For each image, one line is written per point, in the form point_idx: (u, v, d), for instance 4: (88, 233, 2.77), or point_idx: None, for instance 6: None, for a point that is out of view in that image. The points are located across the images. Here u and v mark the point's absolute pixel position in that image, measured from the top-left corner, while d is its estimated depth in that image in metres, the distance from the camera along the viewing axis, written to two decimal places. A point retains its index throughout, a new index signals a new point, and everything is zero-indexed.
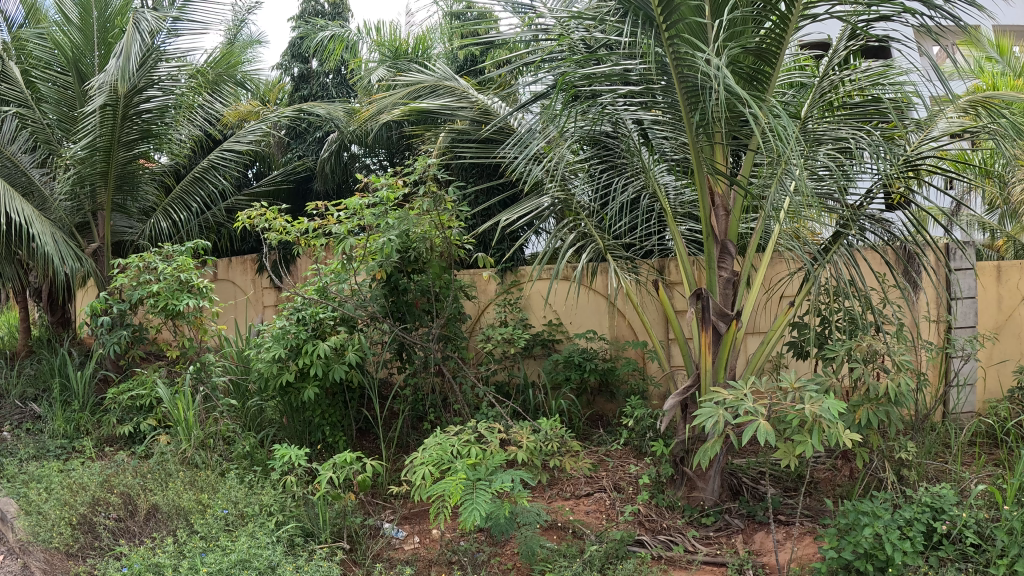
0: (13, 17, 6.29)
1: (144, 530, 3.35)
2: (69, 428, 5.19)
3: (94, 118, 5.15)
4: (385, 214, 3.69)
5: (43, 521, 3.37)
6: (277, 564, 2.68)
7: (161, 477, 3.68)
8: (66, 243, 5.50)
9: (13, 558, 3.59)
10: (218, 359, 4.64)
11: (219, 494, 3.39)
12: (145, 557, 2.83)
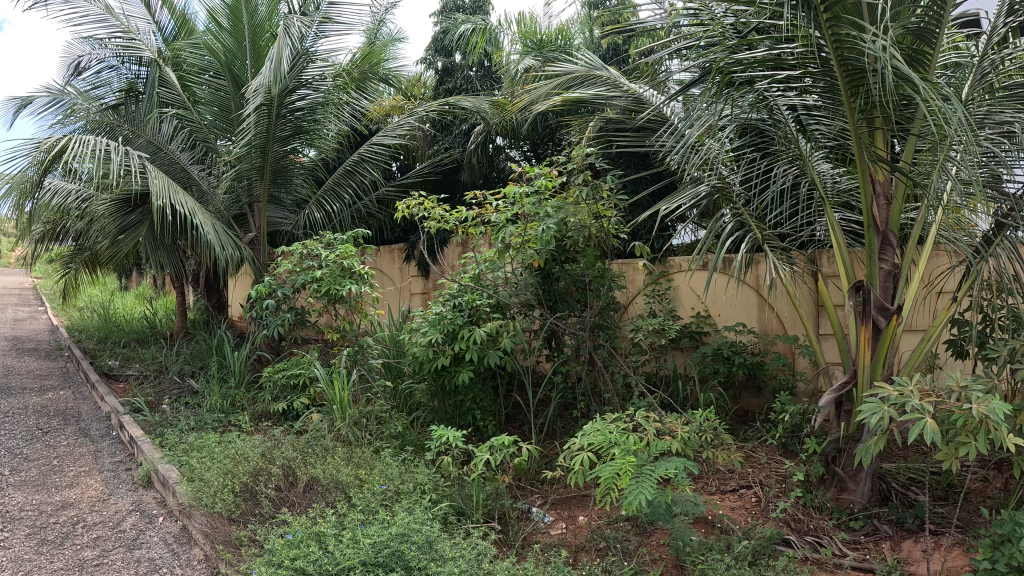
0: (166, 26, 6.81)
1: (301, 500, 3.55)
2: (225, 404, 5.58)
3: (251, 118, 5.48)
4: (543, 204, 3.97)
5: (207, 488, 3.65)
6: (433, 541, 2.81)
7: (320, 453, 3.92)
8: (226, 233, 5.90)
9: (173, 520, 3.90)
10: (375, 344, 4.93)
11: (375, 471, 3.59)
12: (307, 526, 3.00)
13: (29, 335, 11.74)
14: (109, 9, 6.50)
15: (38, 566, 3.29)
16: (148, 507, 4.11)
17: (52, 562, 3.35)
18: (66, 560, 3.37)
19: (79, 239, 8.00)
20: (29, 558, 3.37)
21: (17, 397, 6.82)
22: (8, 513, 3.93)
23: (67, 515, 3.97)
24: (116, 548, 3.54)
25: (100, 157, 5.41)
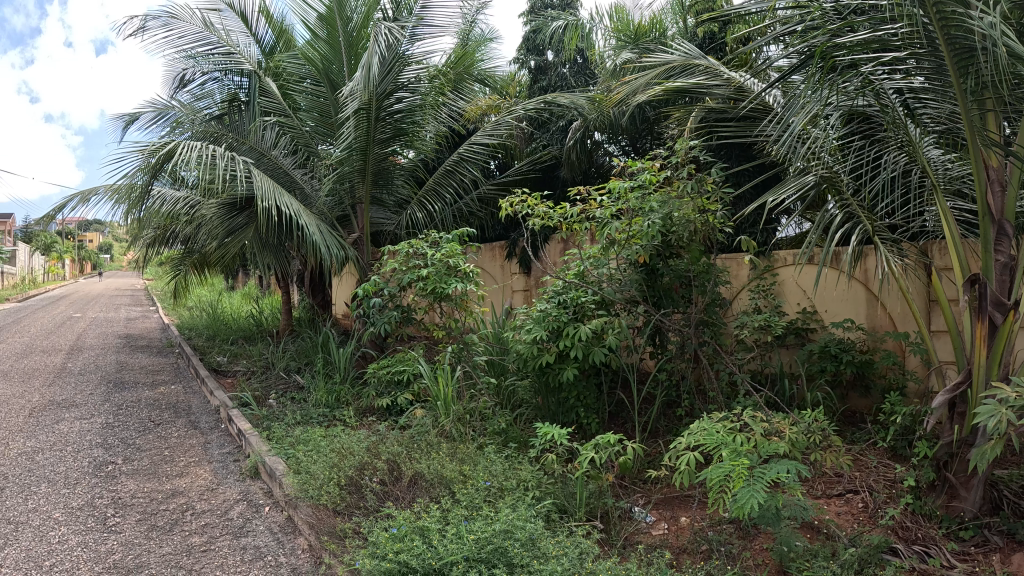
0: (264, 38, 7.10)
1: (405, 495, 3.63)
2: (330, 399, 5.77)
3: (351, 122, 5.65)
4: (649, 198, 3.93)
5: (313, 481, 3.78)
6: (537, 538, 2.83)
7: (424, 449, 4.02)
8: (330, 233, 6.10)
9: (278, 510, 4.05)
10: (480, 341, 5.07)
11: (479, 467, 3.67)
12: (412, 520, 3.06)
13: (141, 333, 12.44)
14: (208, 25, 6.79)
15: (149, 549, 3.47)
16: (254, 498, 4.28)
17: (162, 546, 3.52)
18: (176, 545, 3.54)
19: (187, 243, 8.41)
20: (140, 542, 3.56)
21: (133, 390, 7.24)
22: (124, 499, 4.16)
23: (177, 503, 4.17)
24: (223, 536, 3.70)
25: (206, 163, 5.68)
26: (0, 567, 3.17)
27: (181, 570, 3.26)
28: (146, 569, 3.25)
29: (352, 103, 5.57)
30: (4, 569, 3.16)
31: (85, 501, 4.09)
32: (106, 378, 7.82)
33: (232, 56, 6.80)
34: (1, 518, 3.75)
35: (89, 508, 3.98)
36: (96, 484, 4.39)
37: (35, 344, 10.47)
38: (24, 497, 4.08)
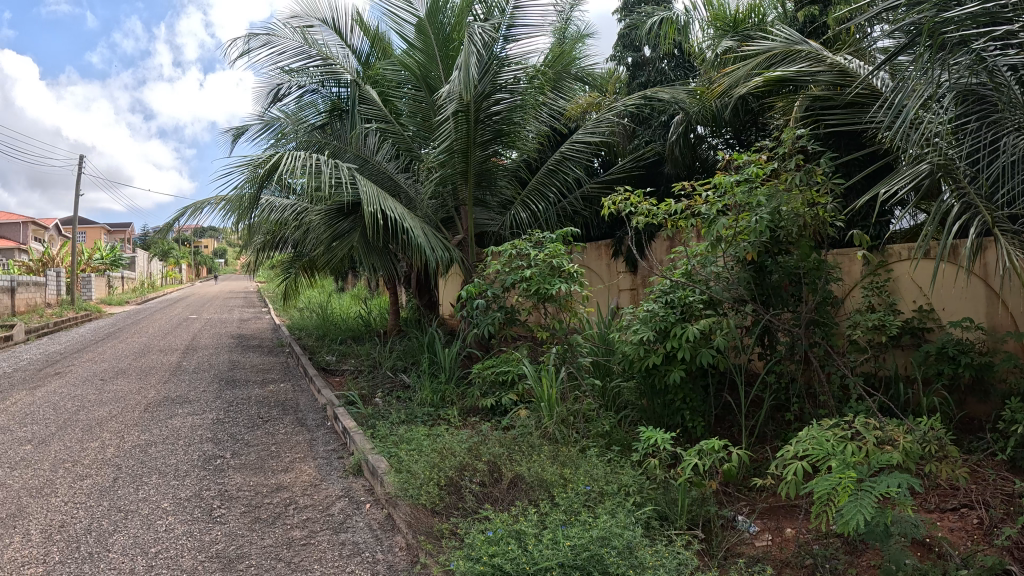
0: (359, 48, 7.36)
1: (504, 496, 3.64)
2: (435, 398, 5.87)
3: (451, 124, 5.72)
4: (755, 191, 3.78)
5: (413, 480, 3.84)
6: (634, 546, 2.77)
7: (525, 450, 4.05)
8: (434, 235, 6.21)
9: (378, 507, 4.15)
10: (584, 342, 5.10)
11: (580, 471, 3.65)
12: (508, 524, 3.05)
13: (254, 333, 13.10)
14: (309, 40, 7.05)
15: (252, 541, 3.63)
16: (356, 494, 4.40)
17: (263, 538, 3.67)
18: (276, 538, 3.68)
19: (297, 247, 8.77)
20: (243, 534, 3.72)
21: (246, 388, 7.62)
22: (230, 492, 4.38)
23: (281, 497, 4.34)
24: (322, 530, 3.82)
25: (312, 173, 5.88)
26: (111, 552, 3.40)
27: (281, 562, 3.38)
28: (247, 560, 3.39)
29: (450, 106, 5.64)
30: (114, 554, 3.38)
31: (194, 492, 4.33)
32: (220, 376, 8.27)
33: (331, 67, 7.02)
34: (115, 506, 4.02)
35: (197, 500, 4.20)
36: (206, 477, 4.64)
37: (155, 344, 11.18)
38: (137, 487, 4.36)
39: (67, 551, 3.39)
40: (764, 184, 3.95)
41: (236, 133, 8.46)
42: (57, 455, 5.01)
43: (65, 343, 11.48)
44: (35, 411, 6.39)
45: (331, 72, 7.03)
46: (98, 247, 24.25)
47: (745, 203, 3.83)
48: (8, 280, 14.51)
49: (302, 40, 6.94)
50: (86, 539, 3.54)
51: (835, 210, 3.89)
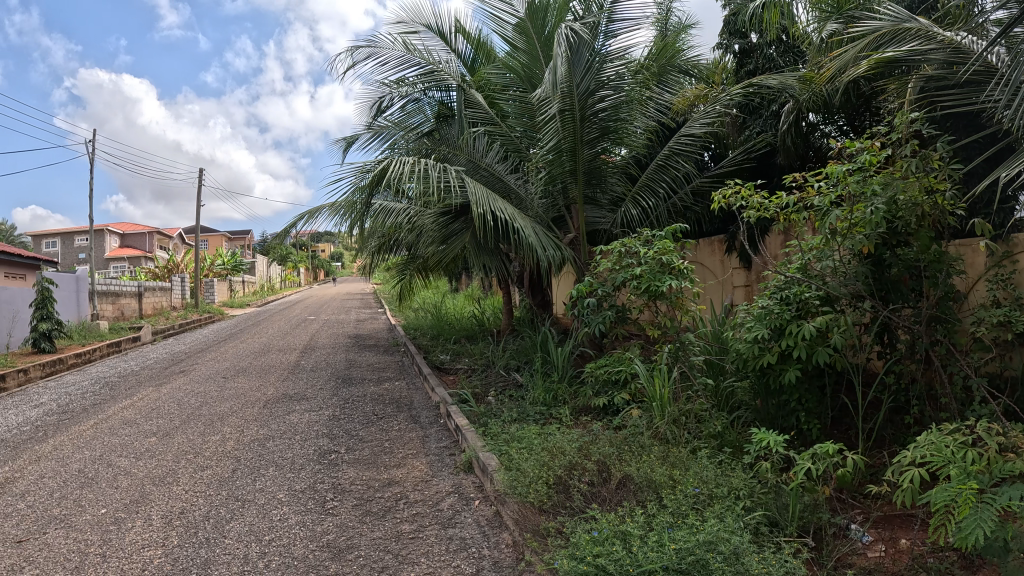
0: (465, 53, 7.62)
1: (613, 496, 3.60)
2: (547, 397, 5.89)
3: (556, 124, 5.71)
4: (869, 180, 3.57)
5: (521, 478, 3.86)
6: (741, 552, 2.68)
7: (635, 450, 4.01)
8: (545, 235, 6.19)
9: (487, 504, 4.20)
10: (696, 340, 4.96)
11: (690, 472, 3.57)
12: (614, 524, 3.03)
13: (369, 333, 13.58)
14: (409, 47, 7.21)
15: (361, 533, 3.76)
16: (465, 491, 4.47)
17: (373, 531, 3.80)
18: (385, 531, 3.80)
19: (411, 250, 9.01)
20: (354, 525, 3.87)
21: (362, 386, 7.90)
22: (343, 485, 4.56)
23: (392, 491, 4.48)
24: (431, 525, 3.90)
25: (421, 177, 5.99)
26: (227, 538, 3.61)
27: (388, 554, 3.48)
28: (355, 551, 3.51)
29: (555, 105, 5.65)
30: (229, 540, 3.59)
31: (309, 484, 4.54)
32: (337, 374, 8.62)
33: (435, 73, 7.16)
34: (233, 495, 4.27)
35: (310, 492, 4.40)
36: (320, 470, 4.85)
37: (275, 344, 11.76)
38: (254, 478, 4.62)
39: (185, 535, 3.63)
40: (878, 172, 3.73)
41: (348, 142, 8.78)
42: (181, 447, 5.38)
43: (190, 343, 12.32)
44: (164, 406, 6.88)
45: (435, 78, 7.16)
46: (221, 254, 25.69)
47: (860, 193, 3.61)
48: (136, 285, 15.66)
49: (405, 49, 7.15)
50: (204, 525, 3.78)
51: (955, 196, 3.61)
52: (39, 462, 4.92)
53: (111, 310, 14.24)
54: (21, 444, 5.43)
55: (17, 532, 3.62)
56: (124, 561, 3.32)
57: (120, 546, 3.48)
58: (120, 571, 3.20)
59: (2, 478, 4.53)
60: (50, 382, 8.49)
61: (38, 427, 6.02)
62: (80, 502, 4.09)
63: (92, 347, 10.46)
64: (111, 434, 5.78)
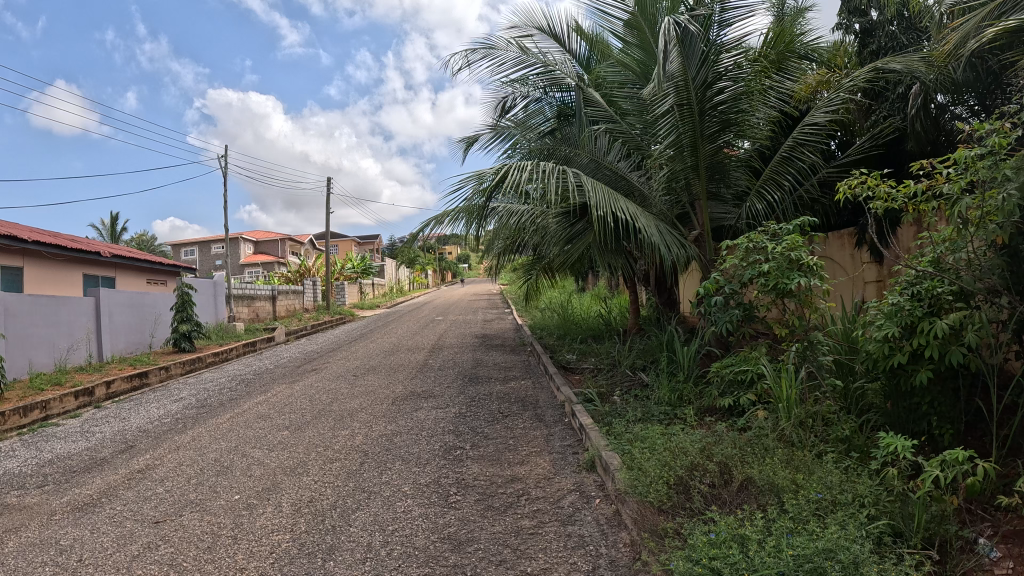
0: (580, 53, 7.59)
1: (733, 501, 3.43)
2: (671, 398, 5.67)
3: (672, 120, 5.35)
4: (1001, 165, 3.27)
5: (643, 477, 3.77)
6: (862, 561, 2.52)
7: (759, 453, 3.81)
8: (669, 232, 5.78)
9: (607, 503, 4.11)
10: (824, 338, 4.54)
11: (813, 478, 3.36)
12: (733, 526, 2.92)
13: (496, 333, 13.81)
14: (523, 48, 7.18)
15: (482, 526, 3.81)
16: (587, 489, 4.40)
17: (493, 525, 3.83)
18: (506, 526, 3.82)
19: (535, 251, 9.03)
20: (476, 519, 3.92)
21: (489, 385, 8.03)
22: (465, 480, 4.64)
23: (514, 488, 4.49)
24: (551, 521, 3.88)
25: (545, 178, 5.65)
26: (351, 527, 3.77)
27: (507, 548, 3.49)
28: (474, 544, 3.55)
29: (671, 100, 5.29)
30: (354, 528, 3.75)
31: (433, 479, 4.66)
32: (462, 373, 8.81)
33: (552, 74, 7.01)
34: (360, 487, 4.47)
35: (434, 486, 4.52)
36: (445, 466, 4.94)
37: (404, 344, 12.17)
38: (381, 471, 4.81)
39: (314, 522, 3.83)
40: (1011, 155, 3.40)
41: (470, 143, 8.99)
42: (311, 440, 5.67)
43: (322, 342, 12.98)
44: (294, 402, 7.28)
45: (552, 79, 7.00)
46: (350, 258, 26.77)
47: (995, 178, 3.30)
48: (269, 289, 16.66)
49: (520, 51, 6.95)
50: (332, 513, 3.98)
51: None
52: (179, 452, 5.34)
53: (246, 311, 15.24)
54: (163, 435, 5.90)
55: (157, 514, 3.94)
56: (254, 544, 3.51)
57: (250, 530, 3.71)
58: (251, 552, 3.40)
59: (145, 465, 4.95)
60: (188, 378, 9.21)
61: (180, 419, 6.52)
62: (216, 489, 4.42)
63: (229, 347, 11.21)
64: (246, 427, 6.19)
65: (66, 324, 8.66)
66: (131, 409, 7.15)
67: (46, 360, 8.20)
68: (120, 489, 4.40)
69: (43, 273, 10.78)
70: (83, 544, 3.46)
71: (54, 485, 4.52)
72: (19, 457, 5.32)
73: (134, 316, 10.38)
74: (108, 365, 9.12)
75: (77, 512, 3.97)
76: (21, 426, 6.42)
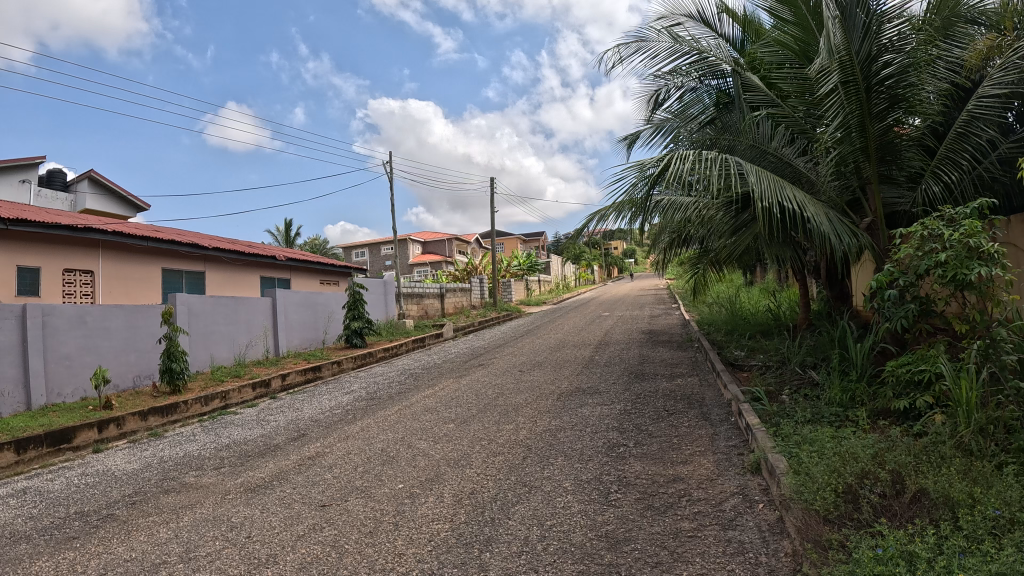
0: (733, 37, 7.24)
1: (905, 512, 2.85)
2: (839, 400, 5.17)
3: (837, 99, 4.86)
4: None
5: (810, 483, 3.18)
6: None
7: (935, 462, 3.19)
8: (840, 220, 5.20)
9: (773, 509, 3.62)
10: (1012, 335, 3.94)
11: (993, 492, 2.77)
12: (900, 542, 2.48)
13: (663, 328, 13.55)
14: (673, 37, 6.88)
15: (641, 526, 3.56)
16: (751, 493, 3.93)
17: (652, 525, 3.56)
18: (666, 526, 3.53)
19: (702, 244, 8.68)
20: (635, 518, 3.69)
21: (655, 382, 7.85)
22: (628, 478, 4.43)
23: (676, 488, 4.16)
24: (711, 525, 3.49)
25: (709, 167, 5.15)
26: (510, 520, 3.79)
27: (665, 549, 3.21)
28: (631, 543, 3.33)
29: (835, 78, 4.82)
30: (513, 521, 3.76)
31: (595, 475, 4.55)
32: (629, 369, 8.73)
33: (707, 60, 6.54)
34: (521, 481, 4.53)
35: (596, 483, 4.40)
36: (608, 462, 4.83)
37: (569, 340, 12.28)
38: (543, 466, 4.85)
39: (474, 513, 3.92)
40: None
41: (630, 139, 8.86)
42: (477, 433, 5.89)
43: (488, 339, 13.37)
44: (461, 396, 7.54)
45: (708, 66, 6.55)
46: (516, 256, 27.12)
47: None
48: (438, 288, 17.42)
49: (672, 40, 6.64)
50: (492, 506, 4.04)
51: None
52: (348, 440, 5.73)
53: (415, 309, 16.00)
54: (335, 425, 6.34)
55: (324, 498, 4.26)
56: (414, 531, 3.67)
57: (412, 517, 3.89)
58: (411, 539, 3.55)
59: (315, 452, 5.36)
60: (359, 372, 9.81)
61: (351, 411, 6.98)
62: (382, 477, 4.70)
63: (398, 343, 11.76)
64: (413, 419, 6.52)
65: (245, 321, 9.56)
66: (304, 400, 7.76)
67: (227, 354, 9.10)
68: (291, 473, 4.80)
69: (223, 277, 11.98)
70: (252, 522, 3.81)
71: (232, 467, 5.02)
72: (201, 441, 5.93)
73: (308, 314, 11.23)
74: (286, 358, 9.99)
75: (250, 493, 4.37)
76: (202, 414, 7.22)
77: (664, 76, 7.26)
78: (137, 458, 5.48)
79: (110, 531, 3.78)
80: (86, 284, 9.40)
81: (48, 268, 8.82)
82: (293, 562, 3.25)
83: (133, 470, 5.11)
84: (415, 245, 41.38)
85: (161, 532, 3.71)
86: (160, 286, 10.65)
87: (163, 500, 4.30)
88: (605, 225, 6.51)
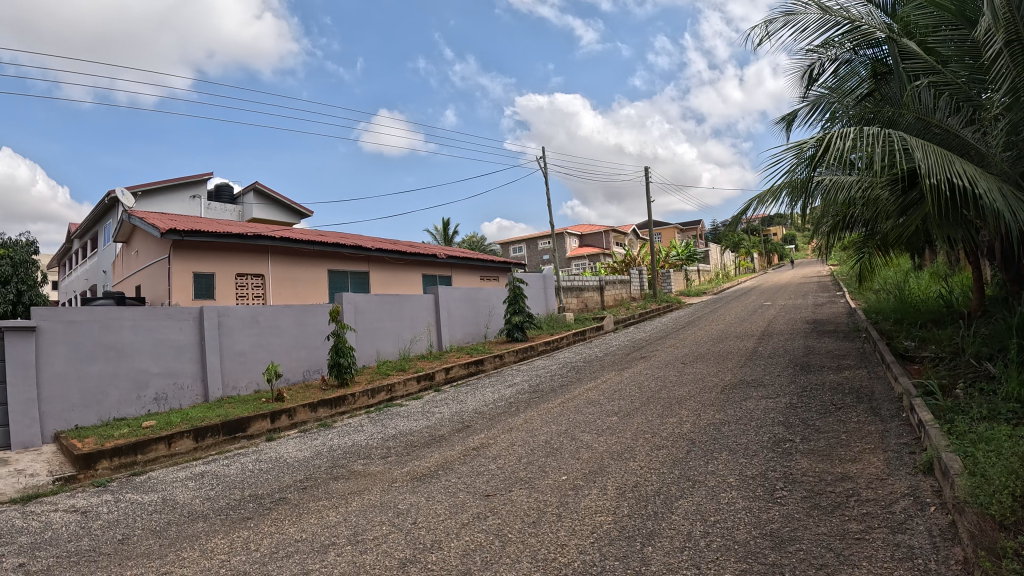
0: None
1: None
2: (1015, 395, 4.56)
3: (999, 62, 4.33)
4: None
5: (985, 484, 2.94)
6: None
7: None
8: (1014, 196, 4.65)
9: (946, 512, 3.32)
10: None
11: None
12: None
13: (828, 317, 12.74)
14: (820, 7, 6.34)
15: (807, 526, 3.37)
16: (923, 494, 3.62)
17: (819, 525, 3.37)
18: (833, 527, 3.32)
19: (868, 227, 8.04)
20: (801, 518, 3.50)
21: (821, 374, 7.41)
22: (795, 475, 4.21)
23: (844, 487, 3.90)
24: (880, 528, 3.24)
25: (872, 142, 4.75)
26: (674, 514, 3.72)
27: (831, 551, 3.02)
28: (797, 543, 3.16)
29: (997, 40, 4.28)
30: (676, 516, 3.69)
31: (760, 471, 4.36)
32: (794, 361, 8.27)
33: (860, 30, 5.91)
34: (685, 475, 4.43)
35: (761, 478, 4.22)
36: (774, 458, 4.62)
37: (732, 330, 11.84)
38: (707, 461, 4.72)
39: (638, 507, 3.88)
40: None
41: (788, 120, 8.36)
42: (640, 426, 5.83)
43: (650, 330, 13.18)
44: (624, 389, 7.49)
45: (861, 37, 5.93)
46: (675, 246, 26.49)
47: None
48: (598, 280, 17.40)
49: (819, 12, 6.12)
50: (656, 500, 3.99)
51: None
52: (513, 432, 5.87)
53: (574, 302, 16.08)
54: (500, 417, 6.51)
55: (489, 488, 4.38)
56: (578, 523, 3.69)
57: (575, 509, 3.92)
58: (574, 530, 3.58)
59: (480, 443, 5.54)
60: (522, 365, 10.04)
61: (514, 403, 7.14)
62: (545, 468, 4.78)
63: (560, 337, 11.89)
64: (577, 411, 6.58)
65: (410, 317, 10.04)
66: (466, 393, 8.05)
67: (392, 348, 9.61)
68: (456, 463, 5.00)
69: (386, 275, 12.61)
70: (419, 509, 4.00)
71: (399, 456, 5.29)
72: (369, 432, 6.31)
73: (471, 310, 11.60)
74: (448, 352, 10.40)
75: (416, 481, 4.59)
76: (369, 406, 7.68)
77: (816, 49, 6.72)
78: (309, 446, 5.93)
79: (281, 513, 4.11)
80: (258, 287, 10.26)
81: (222, 274, 9.80)
82: (456, 549, 3.38)
83: (304, 457, 5.54)
84: (574, 238, 41.51)
85: (332, 516, 3.98)
86: (326, 286, 11.41)
87: (337, 485, 4.62)
88: (763, 210, 6.20)
